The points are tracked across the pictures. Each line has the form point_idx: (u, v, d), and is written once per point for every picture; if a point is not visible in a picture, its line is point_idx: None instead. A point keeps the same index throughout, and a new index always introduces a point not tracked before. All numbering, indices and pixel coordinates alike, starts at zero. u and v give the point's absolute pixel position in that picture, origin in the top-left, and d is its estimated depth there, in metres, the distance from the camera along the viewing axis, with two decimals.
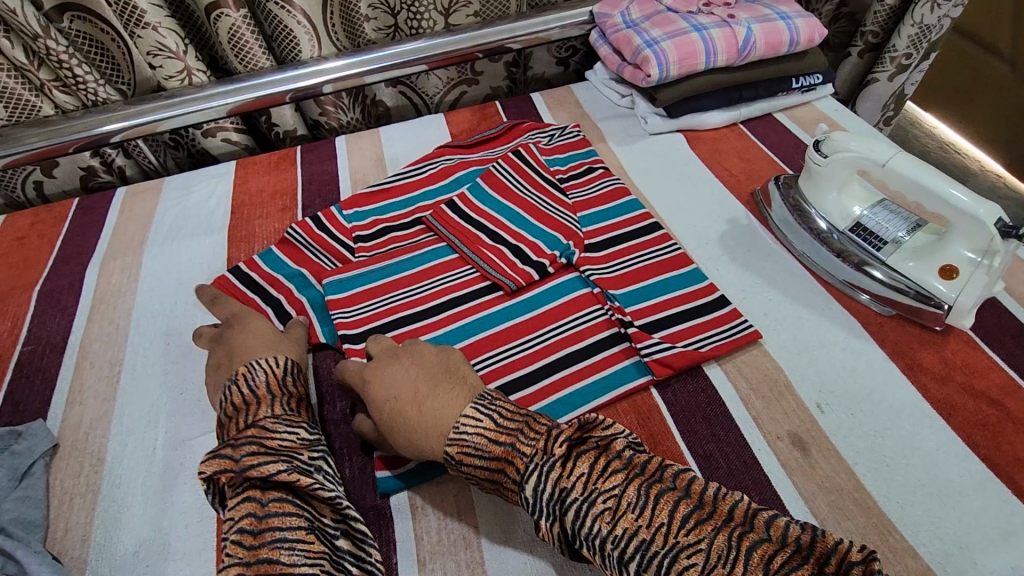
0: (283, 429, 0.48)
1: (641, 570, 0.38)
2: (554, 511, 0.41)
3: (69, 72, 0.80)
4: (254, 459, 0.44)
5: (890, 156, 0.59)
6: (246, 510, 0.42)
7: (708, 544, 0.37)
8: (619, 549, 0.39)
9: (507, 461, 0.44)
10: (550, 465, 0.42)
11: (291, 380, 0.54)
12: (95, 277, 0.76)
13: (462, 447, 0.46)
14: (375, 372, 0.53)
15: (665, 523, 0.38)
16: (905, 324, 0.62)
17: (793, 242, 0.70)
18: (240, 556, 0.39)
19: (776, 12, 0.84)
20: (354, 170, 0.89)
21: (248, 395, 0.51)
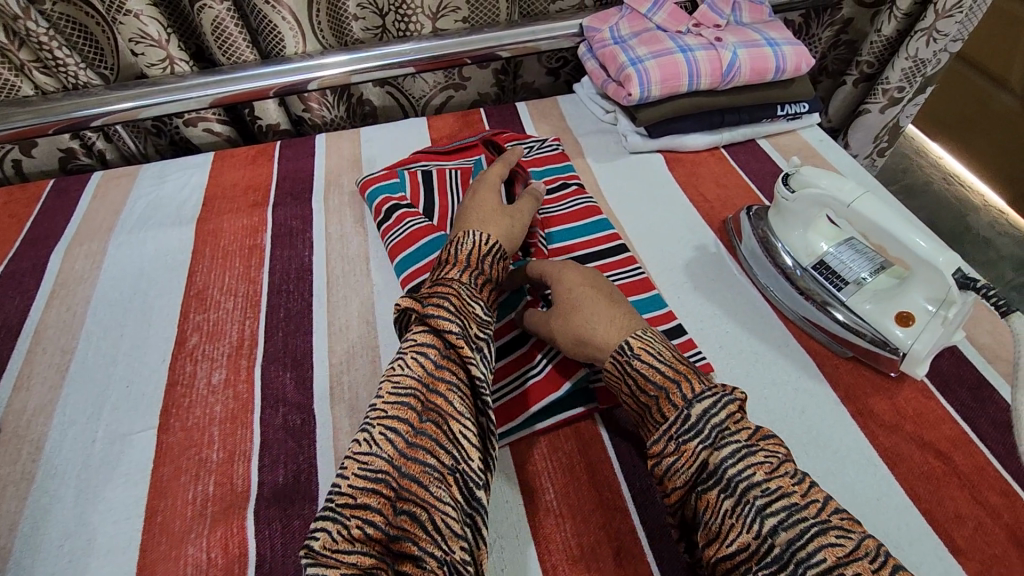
0: (468, 300, 0.52)
1: (780, 527, 0.39)
2: (712, 437, 0.44)
3: (50, 54, 0.80)
4: (440, 311, 0.50)
5: (856, 196, 0.58)
6: (427, 345, 0.49)
7: (859, 536, 0.38)
8: (765, 499, 0.40)
9: (686, 373, 0.48)
10: (729, 401, 0.46)
11: (490, 263, 0.58)
12: (59, 261, 0.76)
13: (645, 344, 0.50)
14: (575, 267, 0.60)
15: (819, 501, 0.41)
16: (860, 368, 0.61)
17: (759, 275, 0.69)
18: (419, 377, 0.46)
19: (764, 37, 0.83)
20: (330, 170, 0.89)
21: (453, 257, 0.57)
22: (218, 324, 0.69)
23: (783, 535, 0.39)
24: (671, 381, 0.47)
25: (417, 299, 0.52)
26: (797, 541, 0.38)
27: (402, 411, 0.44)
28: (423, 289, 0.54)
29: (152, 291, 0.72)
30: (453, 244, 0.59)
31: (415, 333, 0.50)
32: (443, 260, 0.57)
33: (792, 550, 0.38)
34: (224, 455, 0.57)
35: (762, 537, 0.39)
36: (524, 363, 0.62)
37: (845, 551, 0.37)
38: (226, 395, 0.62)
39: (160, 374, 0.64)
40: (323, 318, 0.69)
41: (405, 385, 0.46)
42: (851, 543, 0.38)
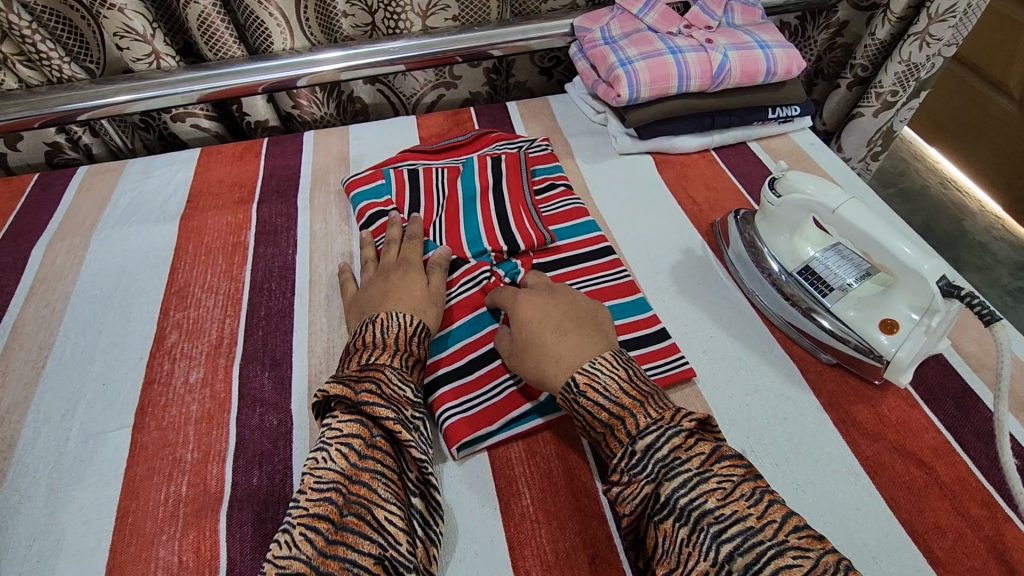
0: (397, 384, 0.53)
1: (735, 553, 0.39)
2: (658, 473, 0.44)
3: (34, 48, 0.79)
4: (372, 399, 0.50)
5: (841, 202, 0.58)
6: (354, 434, 0.49)
7: (816, 555, 0.38)
8: (718, 526, 0.40)
9: (629, 410, 0.48)
10: (674, 433, 0.45)
11: (418, 342, 0.58)
12: (40, 256, 0.75)
13: (591, 379, 0.50)
14: (527, 298, 0.59)
15: (777, 521, 0.40)
16: (844, 375, 0.60)
17: (745, 279, 0.68)
18: (342, 469, 0.47)
19: (755, 40, 0.82)
20: (317, 167, 0.88)
21: (377, 340, 0.57)
22: (198, 322, 0.68)
23: (738, 561, 0.39)
24: (616, 418, 0.48)
25: (347, 384, 0.51)
26: (754, 565, 0.38)
27: (323, 508, 0.44)
28: (351, 371, 0.54)
29: (132, 288, 0.72)
30: (376, 327, 0.58)
31: (340, 421, 0.50)
32: (366, 342, 0.57)
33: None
34: (199, 455, 0.57)
35: (719, 564, 0.39)
36: (497, 375, 0.61)
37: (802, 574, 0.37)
38: (203, 394, 0.61)
39: (137, 372, 0.63)
40: (304, 317, 0.69)
41: (327, 479, 0.46)
42: (808, 564, 0.37)
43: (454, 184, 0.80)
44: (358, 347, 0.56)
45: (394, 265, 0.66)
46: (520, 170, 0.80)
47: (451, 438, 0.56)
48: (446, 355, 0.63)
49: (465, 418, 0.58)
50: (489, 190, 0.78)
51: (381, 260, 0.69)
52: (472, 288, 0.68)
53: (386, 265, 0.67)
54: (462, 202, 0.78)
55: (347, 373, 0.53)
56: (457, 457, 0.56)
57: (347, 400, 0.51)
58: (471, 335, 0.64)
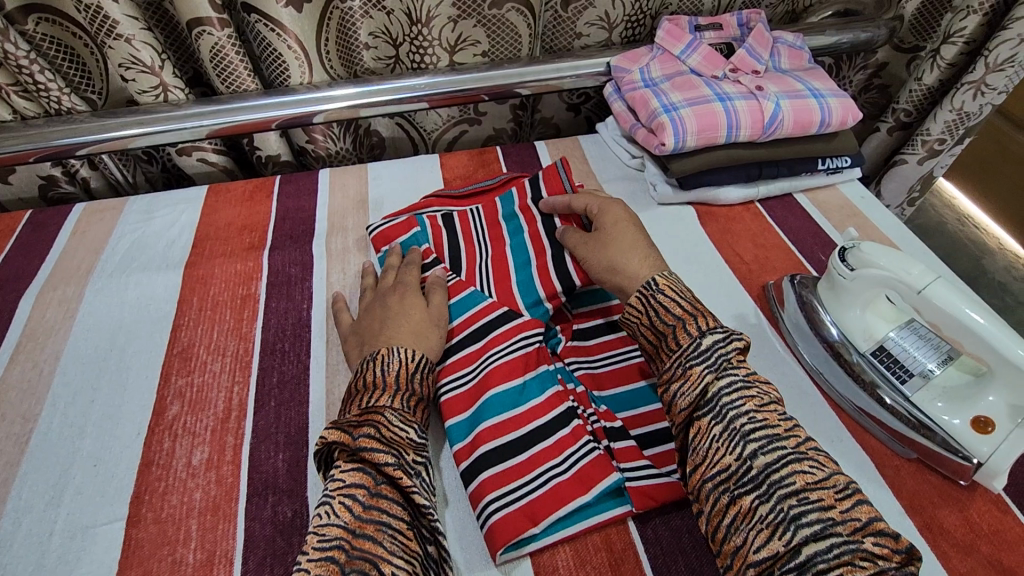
0: (398, 426, 0.51)
1: (760, 451, 0.45)
2: (716, 366, 0.50)
3: (30, 78, 0.73)
4: (371, 444, 0.48)
5: (928, 282, 0.52)
6: (357, 483, 0.47)
7: (829, 471, 0.44)
8: (751, 426, 0.46)
9: (702, 312, 0.54)
10: (737, 340, 0.52)
11: (420, 378, 0.57)
12: (29, 307, 0.68)
13: (670, 281, 0.57)
14: (611, 210, 0.70)
15: (799, 437, 0.46)
16: (925, 473, 0.54)
17: (803, 350, 0.62)
18: (345, 523, 0.44)
19: (808, 88, 0.77)
20: (334, 210, 0.82)
21: (377, 379, 0.55)
22: (203, 391, 0.61)
23: (762, 458, 0.44)
24: (690, 314, 0.54)
25: (346, 430, 0.50)
26: (773, 464, 0.44)
27: (325, 568, 0.41)
28: (351, 416, 0.51)
29: (131, 347, 0.65)
30: (374, 365, 0.56)
31: (343, 471, 0.48)
32: (364, 384, 0.55)
33: (767, 473, 0.44)
34: (202, 557, 0.50)
35: (743, 459, 0.45)
36: (542, 461, 0.54)
37: (813, 479, 0.43)
38: (208, 479, 0.55)
39: (133, 452, 0.56)
40: (321, 386, 0.62)
41: (330, 536, 0.43)
42: (821, 473, 0.43)
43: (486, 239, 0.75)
44: (358, 389, 0.55)
45: (391, 290, 0.66)
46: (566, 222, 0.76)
47: (496, 540, 0.51)
48: (485, 428, 0.57)
49: (509, 513, 0.52)
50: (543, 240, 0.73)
51: (379, 285, 0.69)
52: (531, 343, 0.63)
53: (382, 291, 0.67)
54: (507, 255, 0.74)
55: (347, 417, 0.51)
56: (499, 562, 0.51)
57: (345, 448, 0.49)
58: (512, 409, 0.58)
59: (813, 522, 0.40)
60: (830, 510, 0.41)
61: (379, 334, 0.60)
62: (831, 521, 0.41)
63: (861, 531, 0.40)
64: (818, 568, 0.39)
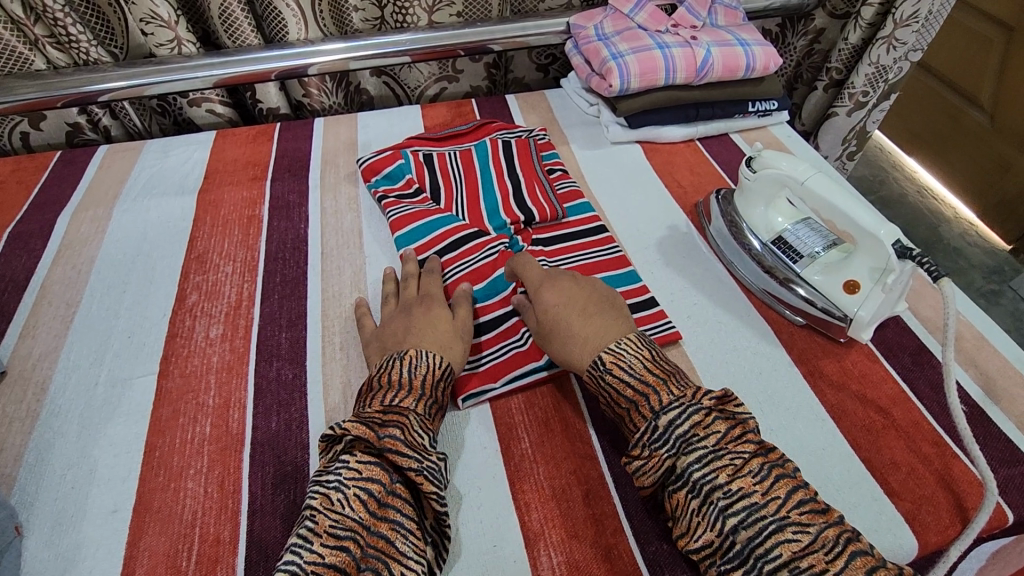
0: (419, 431, 0.52)
1: (740, 526, 0.44)
2: (678, 447, 0.48)
3: (64, 31, 0.84)
4: (395, 447, 0.49)
5: (809, 176, 0.64)
6: (374, 481, 0.48)
7: (816, 530, 0.43)
8: (727, 500, 0.45)
9: (652, 389, 0.52)
10: (694, 412, 0.49)
11: (442, 385, 0.58)
12: (66, 224, 0.79)
13: (617, 358, 0.54)
14: (552, 283, 0.64)
15: (781, 498, 0.45)
16: (813, 335, 0.66)
17: (723, 250, 0.74)
18: (360, 518, 0.46)
19: (737, 38, 0.89)
20: (327, 151, 0.93)
21: (404, 379, 0.56)
22: (217, 285, 0.73)
23: (743, 533, 0.44)
24: (640, 395, 0.52)
25: (370, 426, 0.50)
26: (756, 538, 0.43)
27: (340, 558, 0.43)
28: (373, 411, 0.53)
29: (154, 253, 0.76)
30: (401, 366, 0.57)
31: (360, 462, 0.49)
32: (389, 383, 0.55)
33: (751, 546, 0.43)
34: (220, 401, 0.61)
35: (724, 534, 0.45)
36: (506, 338, 0.67)
37: (799, 547, 0.42)
38: (223, 347, 0.66)
39: (160, 327, 0.67)
40: (317, 285, 0.74)
41: (344, 525, 0.45)
42: (806, 539, 0.43)
43: (462, 169, 0.86)
44: (382, 385, 0.55)
45: (416, 301, 0.66)
46: (530, 156, 0.87)
47: (460, 389, 0.62)
48: None
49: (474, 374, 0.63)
50: (505, 174, 0.85)
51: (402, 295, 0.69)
52: (490, 255, 0.74)
53: (408, 301, 0.67)
54: (478, 180, 0.84)
55: (368, 412, 0.52)
56: (463, 407, 0.61)
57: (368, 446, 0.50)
58: (481, 301, 0.70)
59: None
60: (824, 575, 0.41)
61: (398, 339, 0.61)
62: None
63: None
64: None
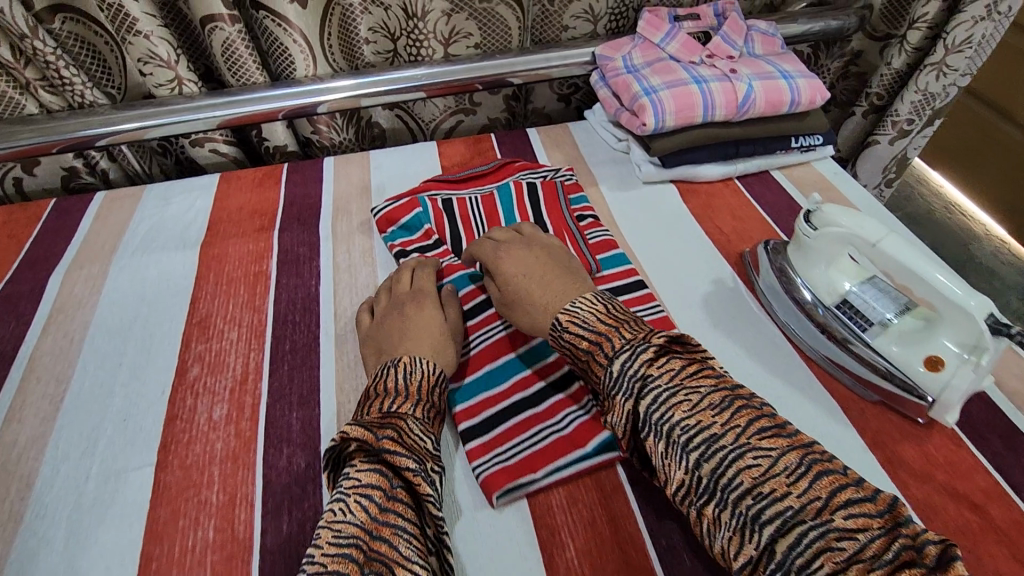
0: (417, 435, 0.53)
1: (702, 460, 0.44)
2: (633, 389, 0.49)
3: (56, 73, 0.79)
4: (393, 448, 0.50)
5: (881, 236, 0.57)
6: (374, 486, 0.48)
7: (778, 454, 0.43)
8: (687, 436, 0.45)
9: (606, 336, 0.54)
10: (642, 351, 0.50)
11: (438, 392, 0.59)
12: (58, 285, 0.73)
13: (572, 317, 0.57)
14: (508, 254, 0.67)
15: (740, 427, 0.45)
16: (887, 413, 0.59)
17: (776, 311, 0.68)
18: (361, 523, 0.45)
19: (779, 70, 0.82)
20: (339, 196, 0.87)
21: (399, 385, 0.57)
22: (221, 356, 0.66)
23: (706, 466, 0.44)
24: (595, 345, 0.54)
25: (369, 429, 0.51)
26: (718, 468, 0.43)
27: (342, 564, 0.42)
28: (371, 418, 0.53)
29: (153, 318, 0.70)
30: (397, 372, 0.58)
31: (359, 471, 0.49)
32: (386, 390, 0.56)
33: (715, 478, 0.43)
34: (225, 498, 0.55)
35: (692, 471, 0.45)
36: (543, 420, 0.60)
37: (760, 472, 0.42)
38: (229, 431, 0.60)
39: (158, 408, 0.61)
40: (331, 353, 0.67)
41: (346, 533, 0.44)
42: (767, 463, 0.42)
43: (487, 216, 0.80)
44: (379, 393, 0.56)
45: (406, 298, 0.67)
46: (558, 200, 0.81)
47: (495, 481, 0.55)
48: (487, 397, 0.62)
49: (512, 463, 0.56)
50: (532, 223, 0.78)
51: (394, 291, 0.69)
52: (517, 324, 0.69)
53: (399, 298, 0.68)
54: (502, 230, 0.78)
55: (367, 419, 0.53)
56: (500, 505, 0.54)
57: (367, 450, 0.50)
58: (509, 379, 0.64)
59: (772, 518, 0.40)
60: (786, 498, 0.41)
61: (393, 348, 0.62)
62: (790, 509, 0.40)
63: (827, 510, 0.40)
64: (794, 565, 0.38)
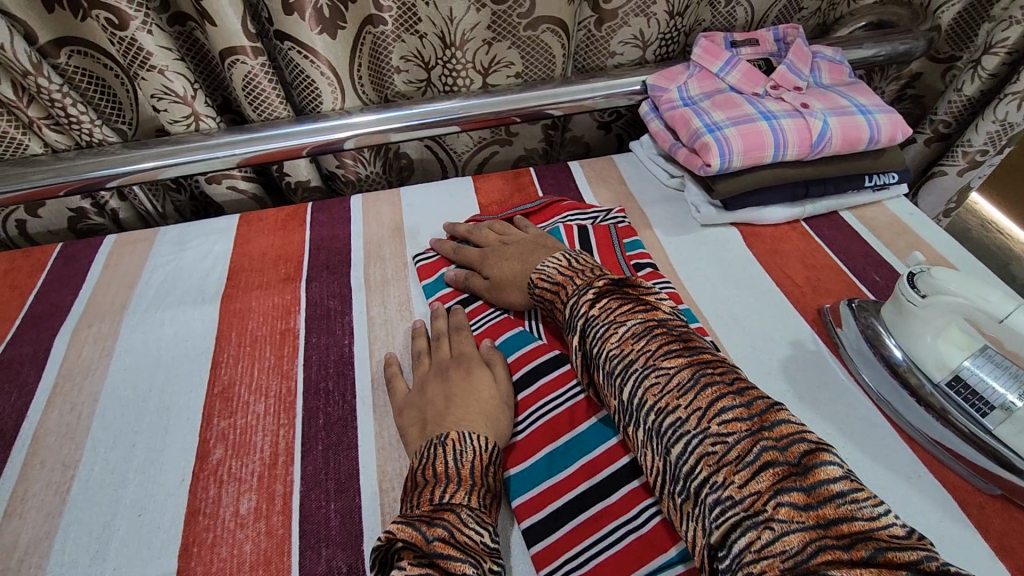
0: (473, 529, 0.45)
1: (620, 383, 0.46)
2: (578, 327, 0.51)
3: (63, 111, 0.72)
4: (446, 551, 0.42)
5: (1009, 311, 0.49)
6: None
7: (677, 373, 0.44)
8: (609, 364, 0.47)
9: (566, 282, 0.56)
10: (586, 293, 0.52)
11: (493, 472, 0.51)
12: (64, 347, 0.67)
13: (541, 275, 0.59)
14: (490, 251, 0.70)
15: (651, 351, 0.46)
16: (1012, 511, 0.51)
17: (869, 381, 0.60)
18: None
19: (854, 104, 0.75)
20: (369, 239, 0.80)
21: (450, 469, 0.48)
22: (246, 434, 0.59)
23: (623, 389, 0.46)
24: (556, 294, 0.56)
25: (417, 529, 0.43)
26: (631, 390, 0.45)
27: None
28: (420, 511, 0.45)
29: (169, 386, 0.63)
30: (446, 452, 0.49)
31: None
32: (433, 475, 0.48)
33: (631, 400, 0.45)
34: None
35: (617, 395, 0.47)
36: (611, 518, 0.50)
37: (661, 390, 0.44)
38: (257, 529, 0.52)
39: (178, 500, 0.54)
40: (369, 430, 0.59)
41: None
42: (665, 380, 0.44)
43: None
44: (427, 479, 0.48)
45: (452, 362, 0.60)
46: (612, 247, 0.73)
47: None
48: (549, 487, 0.53)
49: None
50: None
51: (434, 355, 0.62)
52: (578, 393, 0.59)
53: (442, 363, 0.61)
54: None
55: (416, 513, 0.45)
56: None
57: (417, 553, 0.42)
58: (569, 465, 0.54)
59: (665, 430, 0.42)
60: (680, 413, 0.42)
61: (436, 421, 0.54)
62: (680, 421, 0.42)
63: (706, 418, 0.41)
64: (681, 471, 0.40)
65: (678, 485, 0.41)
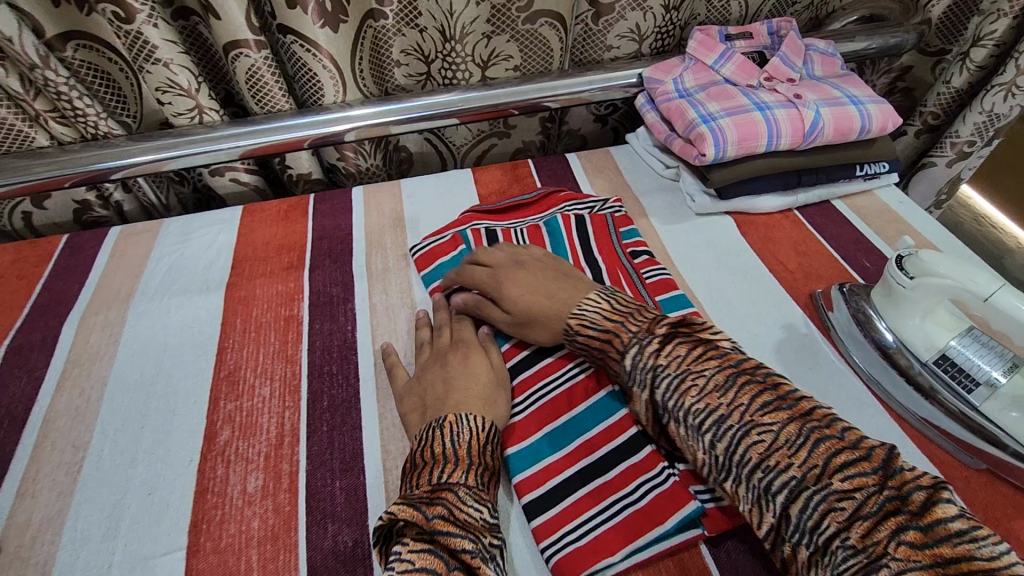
0: (472, 505, 0.47)
1: (715, 439, 0.45)
2: (646, 380, 0.49)
3: (69, 104, 0.73)
4: (446, 527, 0.44)
5: (994, 289, 0.52)
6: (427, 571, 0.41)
7: (779, 427, 0.43)
8: (698, 419, 0.46)
9: (615, 329, 0.53)
10: (648, 341, 0.50)
11: (490, 451, 0.52)
12: (72, 334, 0.68)
13: (581, 320, 0.56)
14: (508, 276, 0.64)
15: (744, 405, 0.45)
16: (996, 483, 0.53)
17: (860, 362, 0.62)
18: None
19: (845, 95, 0.77)
20: (370, 229, 0.82)
21: (448, 451, 0.50)
22: (252, 416, 0.60)
23: (719, 445, 0.44)
24: (606, 342, 0.53)
25: (417, 507, 0.45)
26: (729, 446, 0.44)
27: None
28: (420, 491, 0.47)
29: (177, 371, 0.64)
30: (443, 434, 0.50)
31: (412, 552, 0.42)
32: (432, 456, 0.49)
33: (730, 455, 0.44)
34: None
35: (709, 449, 0.45)
36: (613, 490, 0.52)
37: (766, 446, 0.42)
38: (265, 506, 0.53)
39: (186, 480, 0.55)
40: (373, 411, 0.61)
41: None
42: (771, 436, 0.42)
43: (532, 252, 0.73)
44: (426, 461, 0.49)
45: (451, 347, 0.62)
46: (609, 235, 0.74)
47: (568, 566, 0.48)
48: (551, 463, 0.54)
49: (584, 546, 0.49)
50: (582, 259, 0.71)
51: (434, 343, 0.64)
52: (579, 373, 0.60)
53: (440, 349, 0.62)
54: None
55: (417, 493, 0.47)
56: None
57: (420, 531, 0.44)
58: (572, 441, 0.56)
59: (780, 489, 0.41)
60: (789, 467, 0.41)
61: (436, 404, 0.55)
62: (794, 479, 0.41)
63: (825, 474, 0.40)
64: (805, 526, 0.39)
65: (800, 540, 0.39)
